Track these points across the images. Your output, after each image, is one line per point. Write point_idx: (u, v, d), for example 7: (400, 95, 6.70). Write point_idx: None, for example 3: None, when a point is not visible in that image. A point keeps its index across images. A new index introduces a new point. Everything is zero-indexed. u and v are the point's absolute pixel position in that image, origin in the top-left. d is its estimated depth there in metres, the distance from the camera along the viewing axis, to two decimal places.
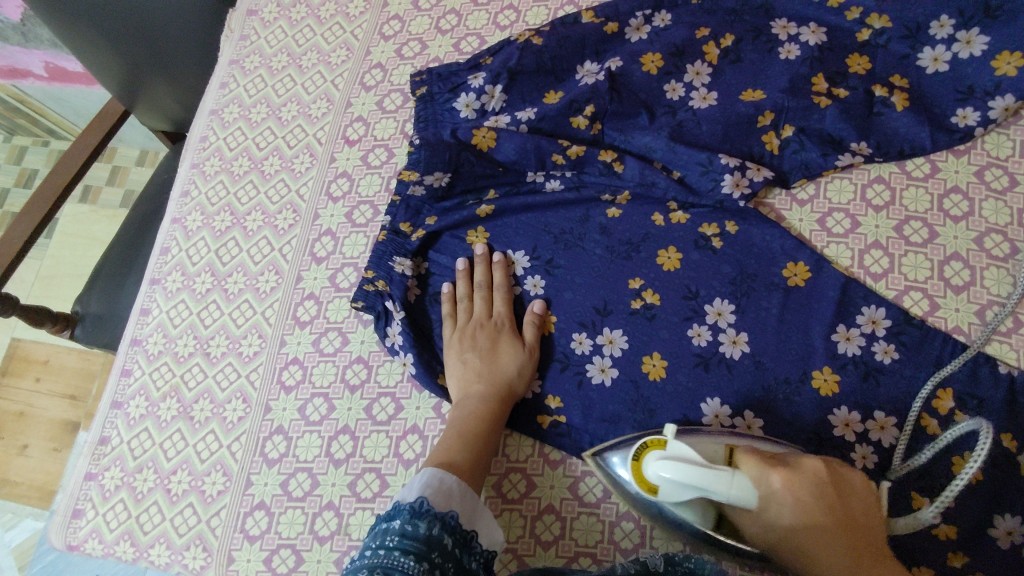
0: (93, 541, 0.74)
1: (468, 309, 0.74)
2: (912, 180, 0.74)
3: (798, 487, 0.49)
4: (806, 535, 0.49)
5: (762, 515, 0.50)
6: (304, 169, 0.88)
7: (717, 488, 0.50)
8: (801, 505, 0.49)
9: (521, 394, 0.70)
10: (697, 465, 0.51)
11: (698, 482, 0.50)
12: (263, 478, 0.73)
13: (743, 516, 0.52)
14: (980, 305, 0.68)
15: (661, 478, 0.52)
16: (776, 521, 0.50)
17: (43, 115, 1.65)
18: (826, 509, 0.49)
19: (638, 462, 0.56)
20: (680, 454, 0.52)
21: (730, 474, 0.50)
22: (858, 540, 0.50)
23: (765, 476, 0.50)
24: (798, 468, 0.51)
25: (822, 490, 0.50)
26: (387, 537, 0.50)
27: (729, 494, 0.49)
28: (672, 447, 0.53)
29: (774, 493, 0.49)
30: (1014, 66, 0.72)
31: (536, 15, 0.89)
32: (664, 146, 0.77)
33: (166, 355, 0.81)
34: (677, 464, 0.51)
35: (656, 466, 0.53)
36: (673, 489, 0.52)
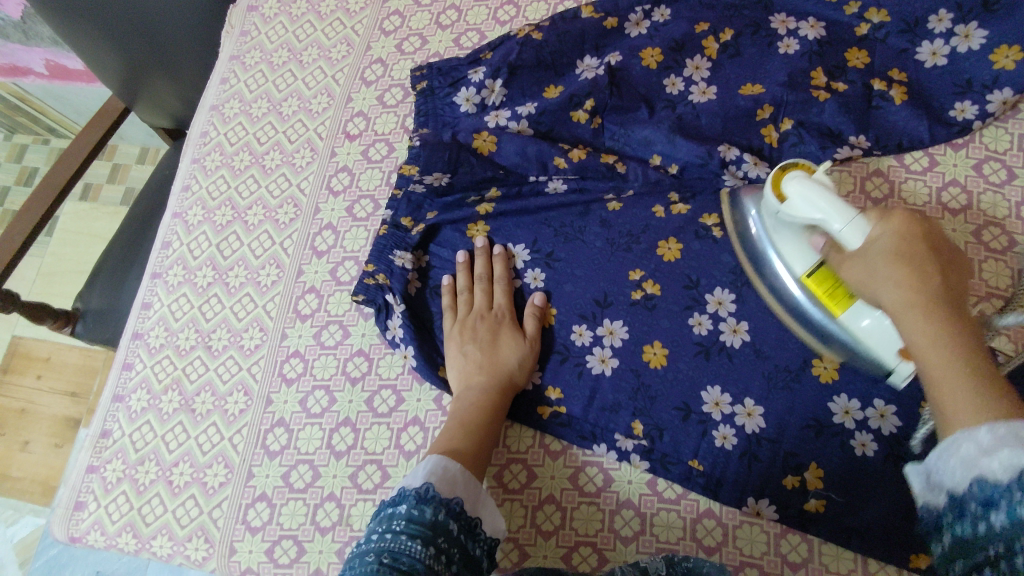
0: (95, 533, 0.75)
1: (469, 300, 0.75)
2: (911, 173, 0.74)
3: (909, 230, 0.50)
4: (897, 268, 0.48)
5: (860, 255, 0.52)
6: (305, 163, 0.88)
7: (836, 214, 0.55)
8: (904, 235, 0.50)
9: (522, 384, 0.71)
10: (826, 193, 0.56)
11: (827, 200, 0.55)
12: (264, 469, 0.73)
13: (845, 259, 0.54)
14: (979, 297, 0.68)
15: (796, 191, 0.58)
16: (871, 252, 0.51)
17: (44, 113, 1.65)
18: (928, 251, 0.49)
19: (779, 175, 0.62)
20: (819, 182, 0.57)
21: (853, 214, 0.54)
22: (953, 302, 0.46)
23: (885, 218, 0.52)
24: (916, 221, 0.51)
25: (931, 245, 0.49)
26: (394, 521, 0.51)
27: (846, 220, 0.54)
28: (818, 175, 0.58)
29: (884, 226, 0.51)
30: (1011, 60, 0.73)
31: (536, 10, 0.89)
32: (664, 139, 0.78)
33: (167, 349, 0.82)
34: (807, 184, 0.57)
35: (795, 180, 0.58)
36: (800, 203, 0.57)
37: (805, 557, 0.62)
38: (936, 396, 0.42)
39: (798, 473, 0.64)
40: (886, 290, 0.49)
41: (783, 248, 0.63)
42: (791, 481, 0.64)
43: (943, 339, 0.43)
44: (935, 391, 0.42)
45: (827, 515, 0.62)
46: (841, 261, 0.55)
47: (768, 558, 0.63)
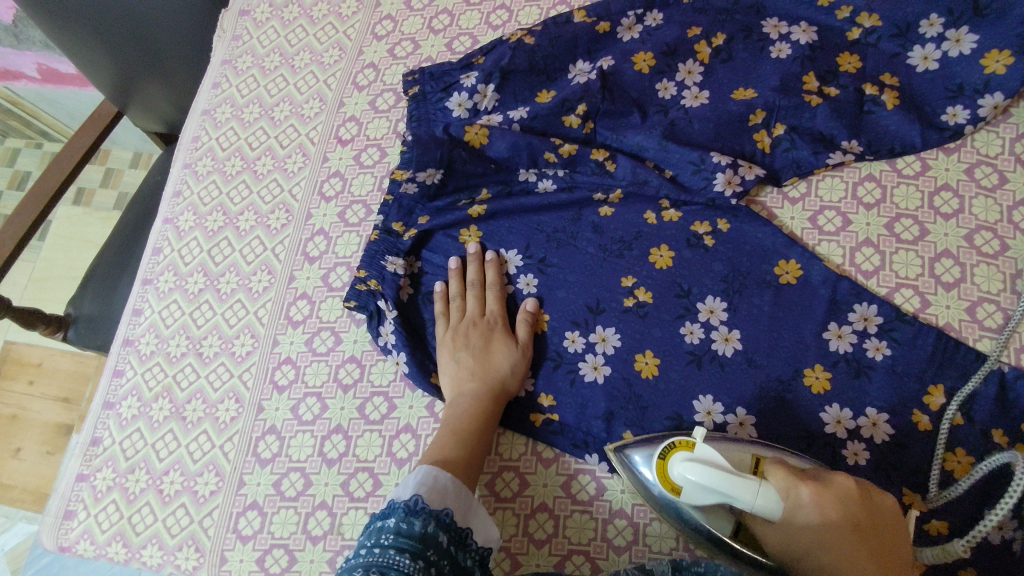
0: (84, 542, 0.74)
1: (461, 307, 0.74)
2: (903, 177, 0.74)
3: (827, 500, 0.51)
4: (823, 555, 0.51)
5: (781, 526, 0.53)
6: (297, 168, 0.88)
7: (744, 497, 0.52)
8: (829, 523, 0.51)
9: (515, 391, 0.70)
10: (716, 470, 0.53)
11: (712, 476, 0.53)
12: (255, 477, 0.73)
13: (767, 531, 0.55)
14: (971, 302, 0.68)
15: (681, 474, 0.55)
16: (798, 537, 0.52)
17: (36, 117, 1.64)
18: (853, 530, 0.51)
19: (663, 459, 0.58)
20: (700, 463, 0.54)
21: (756, 482, 0.52)
22: (880, 563, 0.51)
23: (791, 489, 0.52)
24: (825, 487, 0.52)
25: (852, 514, 0.51)
26: (382, 535, 0.50)
27: (755, 497, 0.52)
28: (700, 449, 0.56)
29: (805, 507, 0.51)
30: (1002, 65, 0.72)
31: (528, 14, 0.89)
32: (655, 145, 0.78)
33: (158, 356, 0.81)
34: (700, 467, 0.53)
35: (679, 462, 0.56)
36: (695, 492, 0.55)
37: None
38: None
39: None
40: (817, 567, 0.52)
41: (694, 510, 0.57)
42: None
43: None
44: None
45: None
46: (769, 527, 0.53)
47: None
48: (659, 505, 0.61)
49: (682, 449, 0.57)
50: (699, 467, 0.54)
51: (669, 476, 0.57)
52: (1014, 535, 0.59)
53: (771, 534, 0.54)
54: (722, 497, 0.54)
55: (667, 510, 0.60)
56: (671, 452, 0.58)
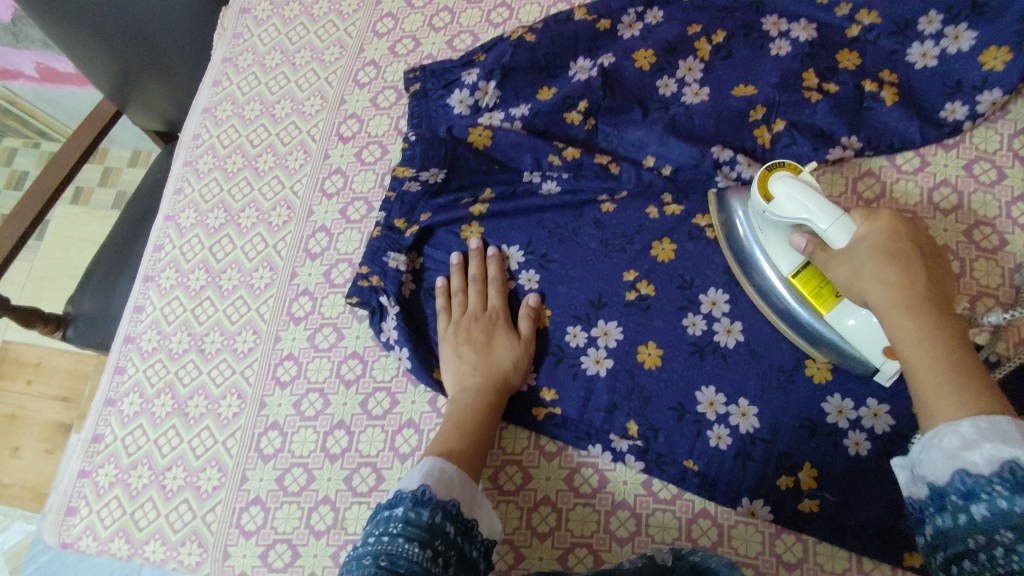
0: (87, 538, 0.74)
1: (463, 302, 0.75)
2: (902, 173, 0.75)
3: (895, 227, 0.56)
4: (889, 268, 0.53)
5: (839, 251, 0.58)
6: (298, 165, 0.88)
7: (825, 216, 0.58)
8: (881, 246, 0.55)
9: (518, 385, 0.71)
10: (817, 194, 0.59)
11: (805, 194, 0.59)
12: (258, 473, 0.73)
13: (828, 254, 0.59)
14: (970, 296, 0.69)
15: (783, 190, 0.60)
16: (857, 249, 0.56)
17: (33, 116, 1.64)
18: (910, 246, 0.55)
19: (766, 174, 0.64)
20: (802, 181, 0.61)
21: (837, 214, 0.58)
22: (937, 302, 0.51)
23: (865, 219, 0.57)
24: (901, 218, 0.57)
25: (913, 237, 0.56)
26: (391, 524, 0.51)
27: (835, 217, 0.57)
28: (805, 175, 0.62)
29: (873, 226, 0.56)
30: (1000, 62, 0.73)
31: (529, 12, 0.89)
32: (656, 141, 0.78)
33: (160, 352, 0.81)
34: (794, 183, 0.60)
35: (783, 180, 0.61)
36: (787, 203, 0.60)
37: (800, 558, 0.62)
38: (928, 391, 0.47)
39: (791, 473, 0.64)
40: (874, 287, 0.54)
41: (771, 248, 0.66)
42: (786, 481, 0.64)
43: (925, 336, 0.49)
44: (918, 379, 0.48)
45: (821, 515, 0.62)
46: (828, 260, 0.59)
47: (762, 556, 0.63)
48: (749, 229, 0.69)
49: (788, 169, 0.63)
50: (792, 183, 0.60)
51: (769, 192, 0.62)
52: None
53: (830, 261, 0.59)
54: (801, 219, 0.60)
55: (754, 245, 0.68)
56: (776, 168, 0.64)
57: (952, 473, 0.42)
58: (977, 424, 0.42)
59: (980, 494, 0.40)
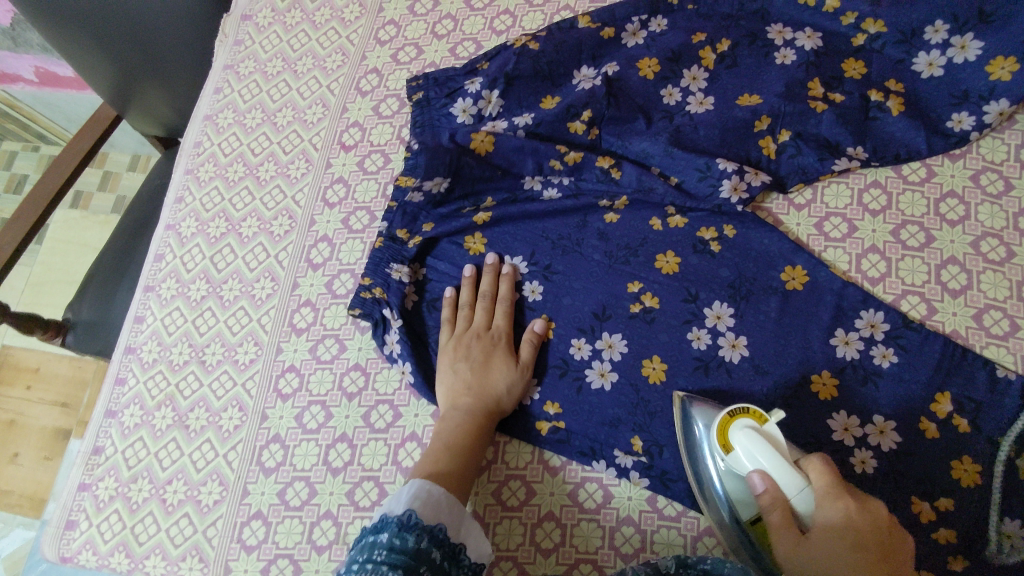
0: (86, 552, 0.73)
1: (468, 317, 0.74)
2: (909, 184, 0.74)
3: (856, 525, 0.49)
4: (832, 536, 0.50)
5: (801, 553, 0.51)
6: (300, 174, 0.87)
7: (791, 484, 0.54)
8: (850, 520, 0.50)
9: (507, 411, 0.70)
10: (780, 459, 0.56)
11: (772, 462, 0.56)
12: (260, 487, 0.72)
13: (787, 526, 0.53)
14: (978, 309, 0.68)
15: (743, 443, 0.58)
16: (816, 552, 0.50)
17: (35, 121, 1.63)
18: (876, 550, 0.48)
19: (727, 418, 0.60)
20: (768, 445, 0.57)
21: (805, 483, 0.54)
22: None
23: (835, 502, 0.51)
24: (863, 512, 0.50)
25: (878, 540, 0.49)
26: (375, 550, 0.50)
27: (803, 495, 0.53)
28: (769, 429, 0.59)
29: (831, 509, 0.51)
30: (1007, 72, 0.73)
31: (532, 20, 0.89)
32: (661, 151, 0.77)
33: (160, 364, 0.80)
34: (764, 444, 0.57)
35: (744, 431, 0.58)
36: (748, 459, 0.58)
37: None
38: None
39: None
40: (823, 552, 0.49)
41: (727, 491, 0.61)
42: None
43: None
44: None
45: None
46: (787, 534, 0.53)
47: None
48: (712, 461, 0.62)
49: (751, 417, 0.60)
50: (766, 447, 0.57)
51: (729, 441, 0.60)
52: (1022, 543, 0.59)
53: (795, 560, 0.51)
54: (768, 475, 0.56)
55: (710, 477, 0.62)
56: (739, 415, 0.60)
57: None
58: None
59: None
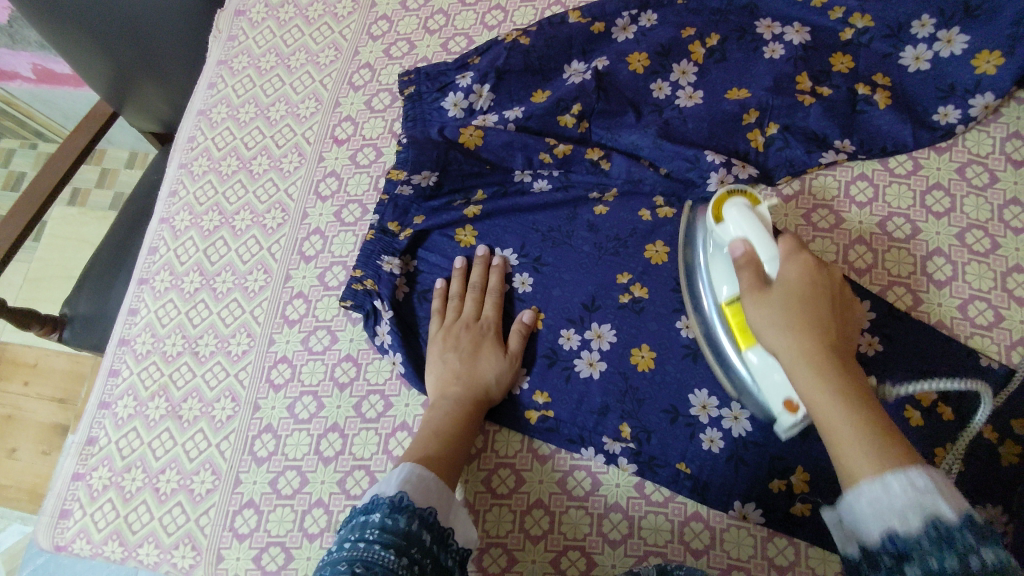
0: (81, 541, 0.74)
1: (458, 308, 0.75)
2: (896, 177, 0.75)
3: (812, 274, 0.54)
4: (789, 334, 0.51)
5: (762, 297, 0.55)
6: (293, 168, 0.88)
7: (761, 240, 0.58)
8: (809, 286, 0.54)
9: (496, 399, 0.70)
10: (764, 230, 0.59)
11: (755, 228, 0.59)
12: (252, 476, 0.73)
13: (752, 285, 0.56)
14: (962, 300, 0.69)
15: (734, 216, 0.61)
16: (775, 290, 0.54)
17: (30, 117, 1.64)
18: (824, 297, 0.54)
19: (725, 195, 0.63)
20: (754, 215, 0.61)
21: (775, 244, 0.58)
22: (839, 353, 0.51)
23: (793, 263, 0.55)
24: (818, 265, 0.55)
25: (829, 294, 0.54)
26: (367, 530, 0.51)
27: (772, 254, 0.57)
28: (760, 206, 0.61)
29: (792, 273, 0.54)
30: (992, 65, 0.73)
31: (524, 15, 0.90)
32: (650, 143, 0.78)
33: (154, 355, 0.81)
34: (750, 212, 0.60)
35: (737, 205, 0.61)
36: (734, 227, 0.60)
37: (793, 560, 0.62)
38: (844, 454, 0.46)
39: (784, 477, 0.64)
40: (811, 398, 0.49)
41: (713, 274, 0.64)
42: (777, 484, 0.64)
43: (835, 394, 0.48)
44: (831, 433, 0.47)
45: (812, 519, 0.63)
46: (751, 285, 0.56)
47: (755, 560, 0.63)
48: (704, 255, 0.66)
49: (745, 198, 0.62)
50: (743, 217, 0.60)
51: (721, 213, 0.63)
52: (1005, 528, 0.60)
53: (753, 302, 0.55)
54: (750, 241, 0.59)
55: (701, 271, 0.66)
56: (736, 194, 0.63)
57: (881, 537, 0.41)
58: (908, 482, 0.41)
59: (913, 555, 0.40)
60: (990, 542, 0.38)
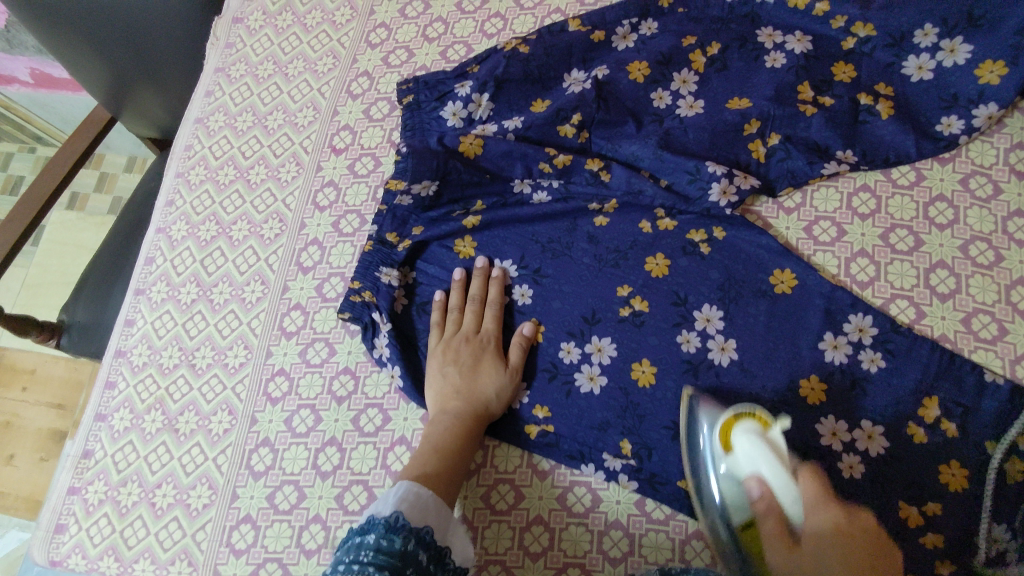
0: (76, 556, 0.73)
1: (457, 321, 0.74)
2: (898, 188, 0.74)
3: (844, 528, 0.55)
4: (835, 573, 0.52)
5: (793, 554, 0.56)
6: (290, 177, 0.87)
7: (780, 484, 0.60)
8: (840, 528, 0.55)
9: (496, 414, 0.70)
10: (779, 467, 0.61)
11: (769, 463, 0.61)
12: (249, 490, 0.72)
13: (779, 554, 0.57)
14: (966, 313, 0.68)
15: (744, 443, 0.62)
16: (806, 551, 0.56)
17: (28, 121, 1.63)
18: (862, 547, 0.53)
19: (732, 417, 0.64)
20: (768, 441, 0.62)
21: (795, 483, 0.60)
22: (878, 564, 0.53)
23: (819, 508, 0.58)
24: (847, 515, 0.56)
25: (861, 530, 0.55)
26: (362, 552, 0.50)
27: (794, 496, 0.60)
28: (773, 431, 0.62)
29: (818, 526, 0.56)
30: (996, 75, 0.73)
31: (523, 23, 0.89)
32: (651, 154, 0.77)
33: (150, 367, 0.80)
34: (766, 442, 0.62)
35: (748, 430, 0.63)
36: (748, 461, 0.62)
37: None
38: None
39: None
40: None
41: (723, 489, 0.63)
42: None
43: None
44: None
45: None
46: (788, 554, 0.57)
47: None
48: (709, 447, 0.64)
49: (756, 421, 0.63)
50: (762, 443, 0.62)
51: (730, 442, 0.63)
52: (1009, 548, 0.60)
53: (788, 560, 0.56)
54: (764, 479, 0.61)
55: (706, 458, 0.64)
56: (744, 416, 0.64)
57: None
58: None
59: None
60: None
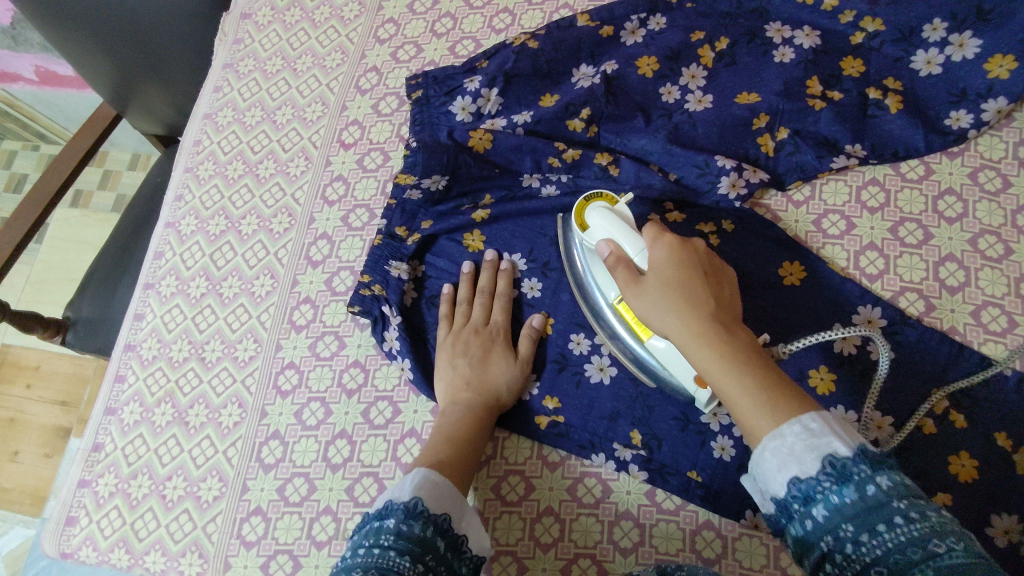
0: (87, 548, 0.73)
1: (466, 313, 0.74)
2: (907, 182, 0.75)
3: (679, 255, 0.55)
4: (672, 317, 0.52)
5: (639, 291, 0.55)
6: (299, 172, 0.87)
7: (626, 238, 0.60)
8: (675, 252, 0.55)
9: (506, 404, 0.70)
10: (623, 224, 0.61)
11: (614, 225, 0.61)
12: (259, 483, 0.72)
13: (629, 279, 0.57)
14: (976, 306, 0.68)
15: (597, 218, 0.63)
16: (649, 280, 0.55)
17: (33, 120, 1.63)
18: (694, 272, 0.54)
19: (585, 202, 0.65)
20: (614, 212, 0.63)
21: (637, 236, 0.59)
22: (711, 295, 0.53)
23: (656, 249, 0.56)
24: (685, 244, 0.55)
25: (696, 261, 0.55)
26: (382, 536, 0.50)
27: (639, 246, 0.58)
28: (620, 204, 0.64)
29: (659, 263, 0.55)
30: (1005, 70, 0.73)
31: (532, 18, 0.89)
32: (660, 148, 0.78)
33: (160, 361, 0.81)
34: (612, 213, 0.62)
35: (598, 207, 0.63)
36: (598, 229, 0.63)
37: None
38: (741, 407, 0.47)
39: None
40: (708, 375, 0.50)
41: (597, 277, 0.68)
42: None
43: (732, 368, 0.48)
44: (735, 405, 0.48)
45: None
46: (633, 293, 0.56)
47: (767, 570, 0.62)
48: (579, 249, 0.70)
49: (604, 199, 0.65)
50: (613, 215, 0.62)
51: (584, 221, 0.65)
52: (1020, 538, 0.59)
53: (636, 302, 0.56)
54: (614, 241, 0.60)
55: (585, 275, 0.70)
56: (592, 198, 0.65)
57: (788, 483, 0.44)
58: (804, 427, 0.44)
59: (817, 495, 0.43)
60: (884, 467, 0.42)
